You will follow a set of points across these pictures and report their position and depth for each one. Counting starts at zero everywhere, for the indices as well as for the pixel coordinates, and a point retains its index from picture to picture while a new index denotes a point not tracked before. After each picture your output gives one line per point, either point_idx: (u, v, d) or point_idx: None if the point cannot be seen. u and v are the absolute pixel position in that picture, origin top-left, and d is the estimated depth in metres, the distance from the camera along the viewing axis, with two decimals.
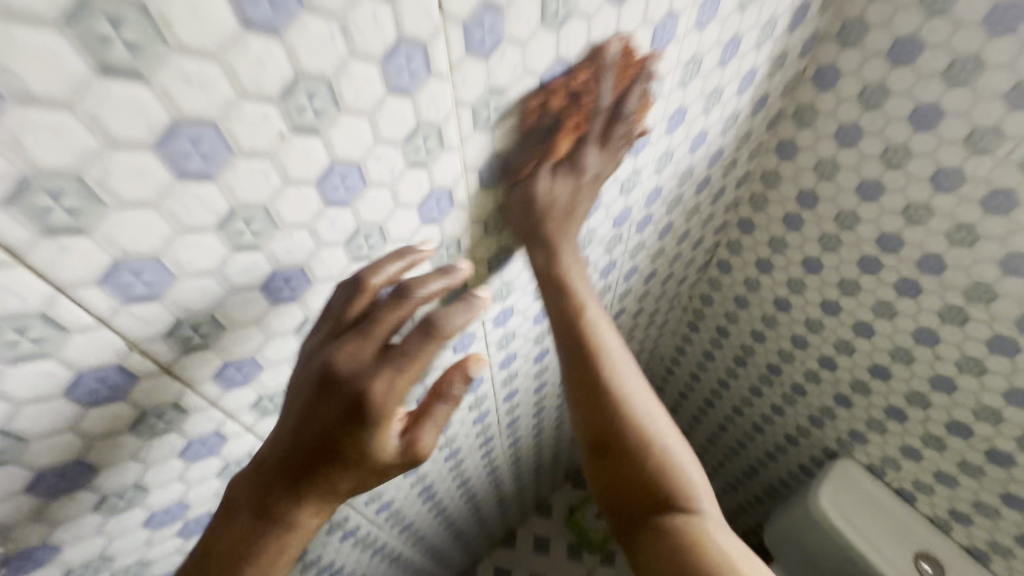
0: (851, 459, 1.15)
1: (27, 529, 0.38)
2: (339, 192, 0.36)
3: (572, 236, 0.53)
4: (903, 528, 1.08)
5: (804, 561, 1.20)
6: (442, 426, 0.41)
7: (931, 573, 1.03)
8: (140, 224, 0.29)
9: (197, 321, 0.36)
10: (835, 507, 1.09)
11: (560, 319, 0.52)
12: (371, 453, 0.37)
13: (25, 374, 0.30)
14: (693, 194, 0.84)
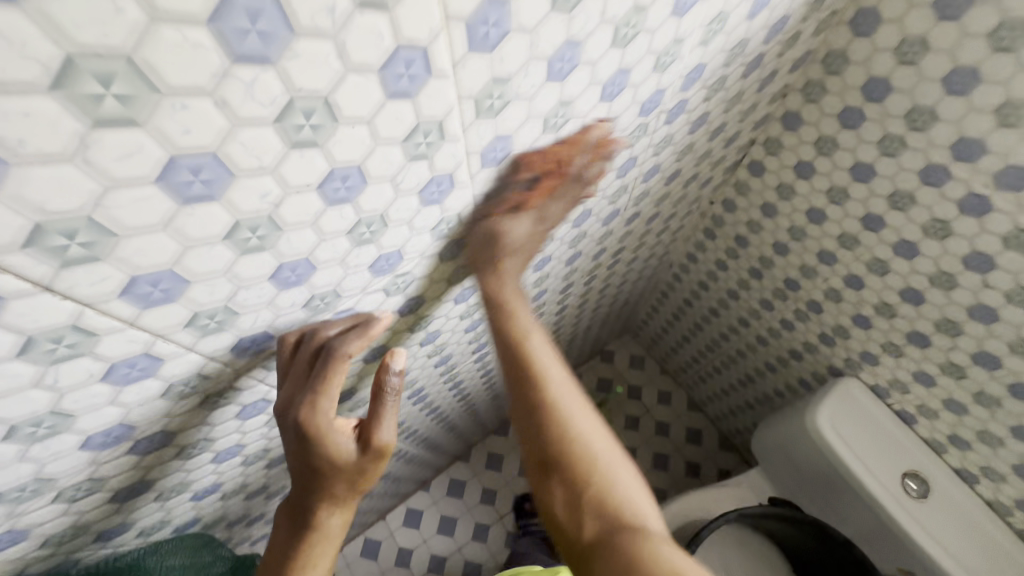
0: (858, 381, 1.06)
1: (81, 474, 0.43)
2: (340, 192, 0.36)
3: (515, 273, 0.60)
4: (900, 452, 1.00)
5: (788, 469, 1.18)
6: (393, 422, 0.53)
7: (916, 491, 0.97)
8: (152, 246, 0.30)
9: (212, 312, 0.38)
10: (832, 428, 1.02)
11: (509, 358, 0.58)
12: (339, 458, 0.50)
13: (66, 371, 0.33)
14: (738, 79, 0.68)
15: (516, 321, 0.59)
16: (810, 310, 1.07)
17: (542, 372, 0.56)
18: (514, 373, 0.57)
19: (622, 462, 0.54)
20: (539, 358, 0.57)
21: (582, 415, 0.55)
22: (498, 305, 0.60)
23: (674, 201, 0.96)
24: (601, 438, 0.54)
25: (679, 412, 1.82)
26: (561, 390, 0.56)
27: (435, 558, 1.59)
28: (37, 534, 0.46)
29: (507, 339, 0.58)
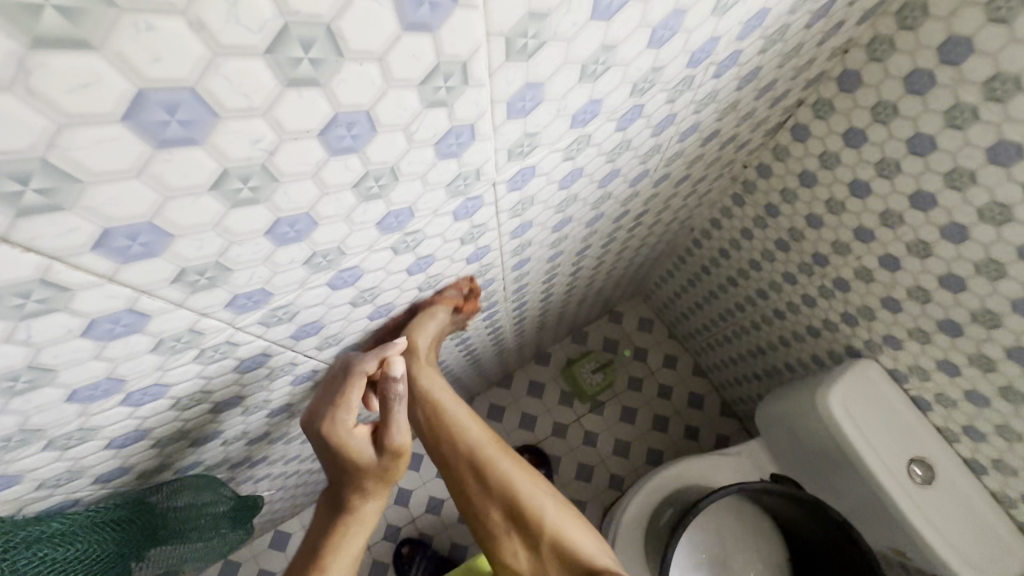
0: (876, 364, 1.02)
1: (70, 424, 0.41)
2: (346, 141, 0.31)
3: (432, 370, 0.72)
4: (909, 437, 0.98)
5: (790, 443, 1.17)
6: (402, 424, 0.62)
7: (920, 476, 0.96)
8: (124, 195, 0.26)
9: (202, 267, 0.34)
10: (843, 409, 0.99)
11: (454, 454, 0.69)
12: (359, 454, 0.61)
13: (41, 326, 0.30)
14: (801, 29, 0.60)
15: (452, 419, 0.70)
16: (836, 288, 1.02)
17: (484, 459, 0.68)
18: (459, 468, 0.69)
19: (563, 511, 0.68)
20: (479, 449, 0.69)
21: (525, 483, 0.68)
22: (430, 411, 0.69)
23: (706, 162, 0.89)
24: (541, 496, 0.68)
25: (684, 376, 1.81)
26: (505, 467, 0.68)
27: (433, 500, 1.65)
28: (31, 478, 0.45)
29: (445, 438, 0.69)
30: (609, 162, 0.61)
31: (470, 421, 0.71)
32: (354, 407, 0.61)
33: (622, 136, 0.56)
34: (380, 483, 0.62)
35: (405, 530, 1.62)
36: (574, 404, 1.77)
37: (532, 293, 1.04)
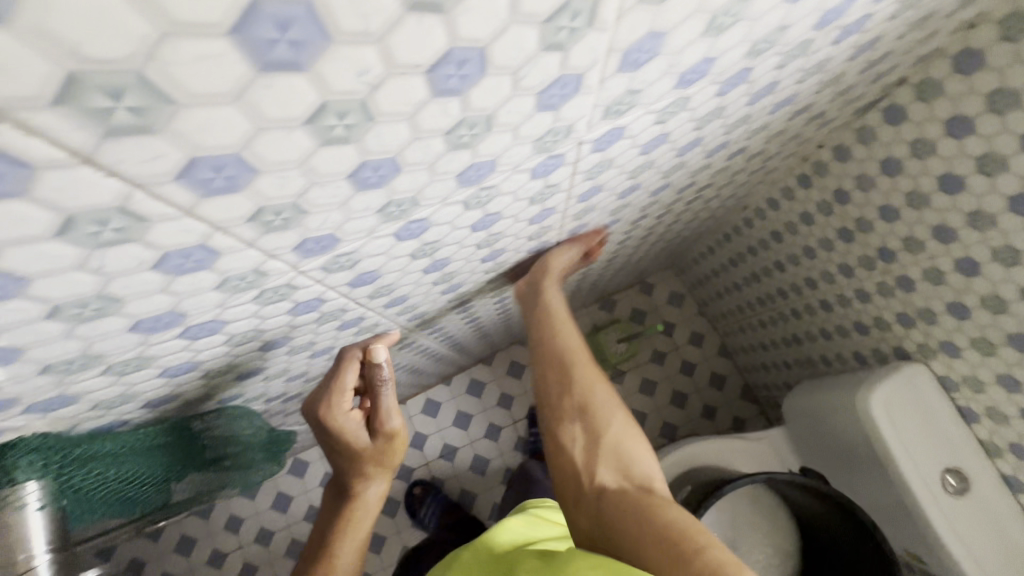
0: (926, 369, 0.98)
1: (128, 353, 0.41)
2: (453, 81, 0.28)
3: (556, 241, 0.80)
4: (948, 446, 0.95)
5: (817, 435, 1.16)
6: (393, 410, 0.75)
7: (953, 487, 0.94)
8: (216, 122, 0.23)
9: (279, 208, 0.31)
10: (884, 411, 0.97)
11: (548, 350, 0.74)
12: (358, 438, 0.75)
13: (115, 255, 0.28)
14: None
15: (554, 325, 0.75)
16: (898, 286, 0.97)
17: (574, 367, 0.72)
18: (550, 362, 0.74)
19: (636, 439, 0.68)
20: (573, 354, 0.74)
21: (606, 399, 0.70)
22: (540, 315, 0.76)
23: (785, 138, 0.82)
24: (619, 419, 0.69)
25: (708, 355, 1.79)
26: (591, 381, 0.71)
27: (447, 447, 1.69)
28: (88, 400, 0.45)
29: (546, 335, 0.75)
30: (694, 129, 0.57)
31: (573, 332, 0.76)
32: (348, 394, 0.71)
33: (718, 101, 0.52)
34: (379, 467, 0.78)
35: (418, 471, 1.68)
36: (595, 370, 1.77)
37: None
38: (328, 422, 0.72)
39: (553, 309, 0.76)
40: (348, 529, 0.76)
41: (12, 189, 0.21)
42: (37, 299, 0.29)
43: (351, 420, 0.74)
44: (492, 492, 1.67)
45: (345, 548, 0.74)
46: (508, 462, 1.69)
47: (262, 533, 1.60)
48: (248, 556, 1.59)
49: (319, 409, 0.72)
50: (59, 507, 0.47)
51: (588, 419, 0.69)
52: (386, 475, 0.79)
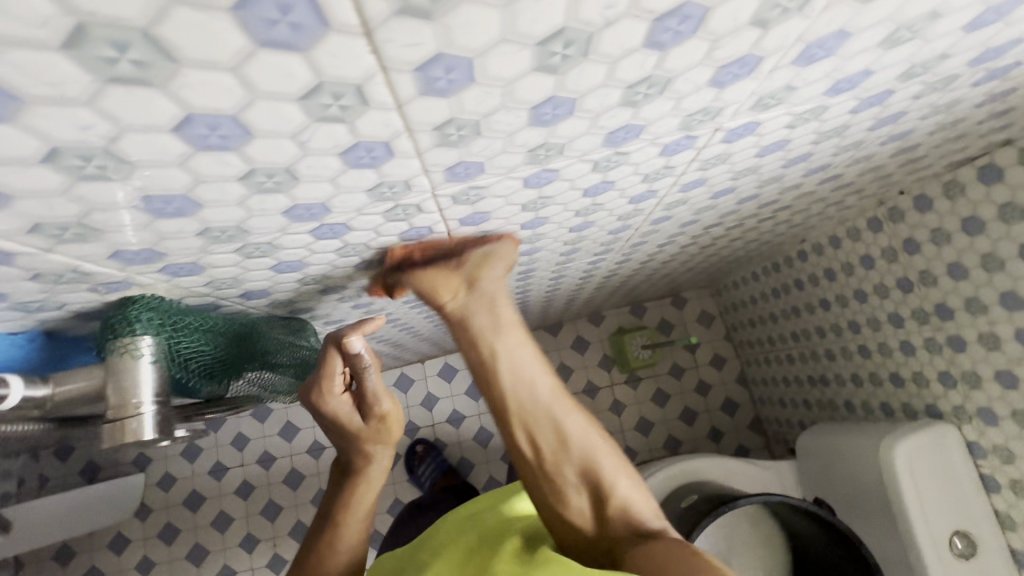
0: (956, 431, 0.98)
1: (265, 236, 0.44)
2: (666, 35, 0.31)
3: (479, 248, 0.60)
4: (961, 509, 0.96)
5: (828, 472, 1.18)
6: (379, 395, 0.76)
7: (959, 548, 0.95)
8: (474, 21, 0.25)
9: (463, 124, 0.34)
10: (906, 463, 0.98)
11: (515, 398, 0.59)
12: (348, 419, 0.78)
13: (323, 134, 0.31)
14: None
15: (515, 366, 0.59)
16: (947, 344, 0.97)
17: (547, 417, 0.60)
18: (526, 421, 0.60)
19: (625, 472, 0.61)
20: (544, 404, 0.60)
21: (589, 441, 0.60)
22: (492, 358, 0.59)
23: (874, 177, 0.83)
24: (609, 459, 0.61)
25: (726, 380, 1.80)
26: (568, 426, 0.60)
27: (455, 413, 1.73)
28: (209, 275, 0.49)
29: (509, 372, 0.59)
30: (812, 143, 0.61)
31: (538, 366, 0.61)
32: (334, 379, 0.72)
33: (847, 120, 0.56)
34: (379, 445, 0.81)
35: (423, 431, 1.72)
36: (612, 370, 1.79)
37: (639, 252, 1.02)
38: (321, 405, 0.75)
39: (505, 334, 0.59)
40: (356, 497, 0.81)
41: (298, 46, 0.23)
42: (246, 160, 0.31)
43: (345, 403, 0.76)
44: (489, 465, 1.70)
45: (350, 519, 0.79)
46: None
47: (263, 457, 1.65)
48: (248, 475, 1.64)
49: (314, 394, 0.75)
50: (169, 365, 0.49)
51: (586, 473, 0.59)
52: (388, 451, 0.82)
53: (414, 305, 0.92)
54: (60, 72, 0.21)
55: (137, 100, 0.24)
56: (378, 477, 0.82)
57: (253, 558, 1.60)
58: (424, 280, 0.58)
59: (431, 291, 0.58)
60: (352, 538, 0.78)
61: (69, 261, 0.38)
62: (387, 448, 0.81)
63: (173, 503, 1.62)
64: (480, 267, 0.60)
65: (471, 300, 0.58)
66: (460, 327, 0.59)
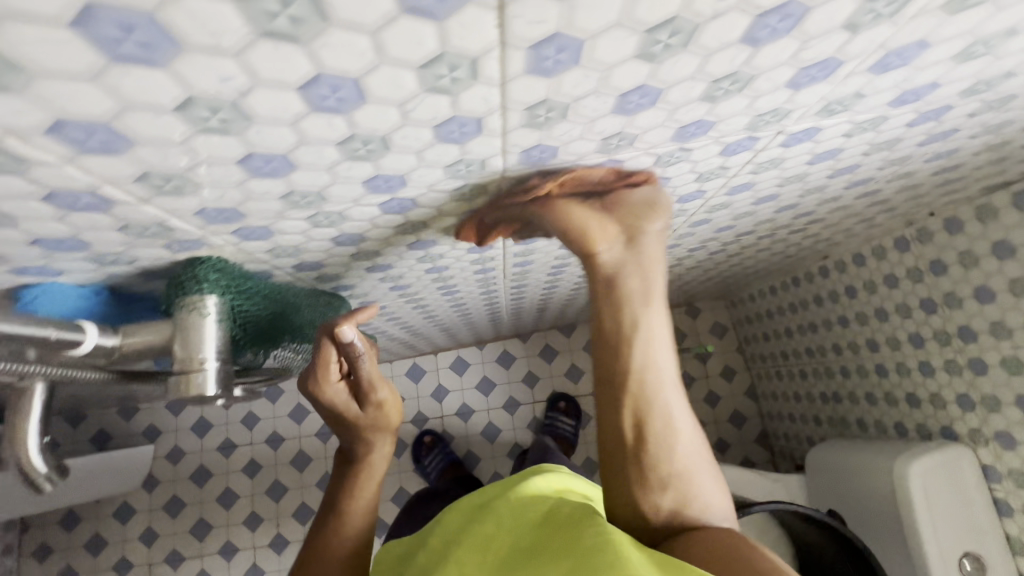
0: (972, 454, 0.99)
1: (339, 206, 0.45)
2: (765, 32, 0.31)
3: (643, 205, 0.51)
4: (972, 532, 0.97)
5: (837, 488, 1.19)
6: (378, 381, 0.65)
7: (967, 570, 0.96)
8: (598, 4, 0.26)
9: (553, 106, 0.35)
10: (919, 483, 0.99)
11: (640, 376, 0.50)
12: (343, 410, 0.66)
13: (426, 105, 0.32)
14: None
15: (649, 339, 0.51)
16: (969, 366, 0.98)
17: (661, 404, 0.50)
18: (639, 400, 0.50)
19: (717, 493, 0.52)
20: (665, 387, 0.51)
21: (693, 447, 0.52)
22: (632, 320, 0.51)
23: (911, 196, 0.84)
24: (704, 472, 0.52)
25: (736, 392, 1.80)
26: (678, 423, 0.51)
27: (465, 406, 1.74)
28: (275, 242, 0.50)
29: (642, 343, 0.50)
30: (863, 154, 0.58)
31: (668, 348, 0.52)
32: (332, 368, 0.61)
33: (905, 130, 0.53)
34: (378, 437, 0.70)
35: (432, 422, 1.73)
36: None
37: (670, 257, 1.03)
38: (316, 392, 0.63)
39: (654, 301, 0.51)
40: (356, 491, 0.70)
41: (435, 15, 0.25)
42: (350, 126, 0.33)
43: (341, 393, 0.65)
44: (495, 461, 1.71)
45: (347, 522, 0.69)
46: (518, 437, 1.72)
47: (272, 437, 1.66)
48: (256, 454, 1.65)
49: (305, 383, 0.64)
50: (232, 324, 0.51)
51: (682, 480, 0.50)
52: (389, 443, 0.71)
53: (447, 292, 0.93)
54: (222, 22, 0.23)
55: (279, 55, 0.25)
56: (377, 472, 0.71)
57: (256, 536, 1.61)
58: (575, 218, 0.48)
59: (584, 233, 0.48)
60: (352, 537, 0.68)
61: (159, 215, 0.39)
62: (387, 437, 0.70)
63: (181, 476, 1.63)
64: (640, 220, 0.50)
65: (628, 255, 0.50)
66: (604, 281, 0.50)
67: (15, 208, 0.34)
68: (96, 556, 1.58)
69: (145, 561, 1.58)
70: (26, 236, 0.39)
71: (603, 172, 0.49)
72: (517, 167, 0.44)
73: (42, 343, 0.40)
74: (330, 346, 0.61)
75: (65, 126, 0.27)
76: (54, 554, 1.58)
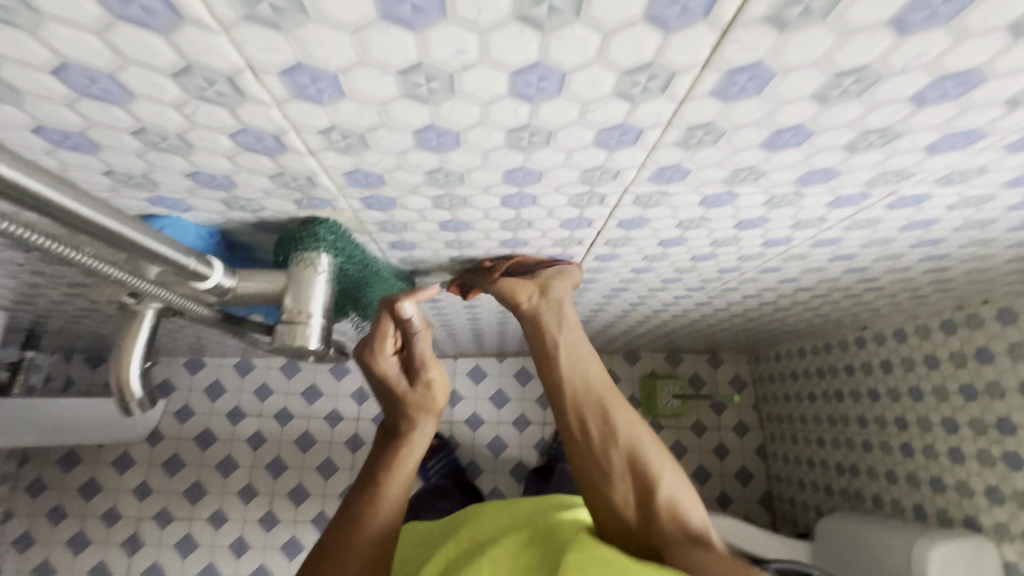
0: (996, 549, 0.98)
1: (468, 190, 0.47)
2: (935, 94, 0.33)
3: (557, 276, 0.64)
4: None
5: (847, 560, 1.18)
6: (428, 357, 0.60)
7: None
8: (809, 43, 0.28)
9: (711, 130, 0.37)
10: (938, 567, 0.97)
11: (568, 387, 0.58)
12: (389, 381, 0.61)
13: (606, 109, 0.34)
14: None
15: (578, 363, 0.59)
16: (1004, 459, 0.97)
17: (594, 408, 0.57)
18: (578, 413, 0.58)
19: (676, 477, 0.55)
20: (598, 398, 0.58)
21: (639, 440, 0.56)
22: (552, 346, 0.60)
23: (974, 280, 0.84)
24: (660, 461, 0.55)
25: (746, 448, 1.78)
26: (618, 424, 0.57)
27: (475, 416, 1.74)
28: (391, 215, 0.52)
29: (568, 359, 0.59)
30: (953, 229, 0.60)
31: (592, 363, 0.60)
32: (386, 340, 0.59)
33: (1003, 212, 0.55)
34: (420, 416, 0.61)
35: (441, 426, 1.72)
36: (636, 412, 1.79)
37: (719, 300, 1.04)
38: (368, 360, 0.60)
39: (567, 330, 0.60)
40: (391, 470, 0.59)
41: (668, 26, 0.27)
42: (531, 116, 0.35)
43: (393, 366, 0.61)
44: (496, 475, 1.69)
45: (372, 496, 0.57)
46: (523, 456, 1.71)
47: (281, 413, 1.65)
48: (262, 427, 1.64)
49: (361, 353, 0.61)
50: (336, 286, 0.55)
51: (636, 467, 0.55)
52: (431, 425, 0.62)
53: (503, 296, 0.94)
54: None
55: (517, 39, 0.27)
56: (417, 451, 0.61)
57: (247, 510, 1.59)
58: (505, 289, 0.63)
59: (508, 296, 0.62)
60: (380, 520, 0.56)
61: (315, 169, 0.41)
62: (432, 419, 0.62)
63: (186, 435, 1.63)
64: (554, 281, 0.63)
65: (545, 303, 0.62)
66: (528, 324, 0.62)
67: (201, 138, 0.37)
68: (87, 501, 1.58)
69: (134, 514, 1.57)
70: (189, 166, 0.41)
71: (654, 228, 0.58)
72: (644, 183, 0.46)
73: (182, 270, 0.43)
74: (388, 321, 0.59)
75: (300, 70, 0.29)
76: (47, 491, 1.58)
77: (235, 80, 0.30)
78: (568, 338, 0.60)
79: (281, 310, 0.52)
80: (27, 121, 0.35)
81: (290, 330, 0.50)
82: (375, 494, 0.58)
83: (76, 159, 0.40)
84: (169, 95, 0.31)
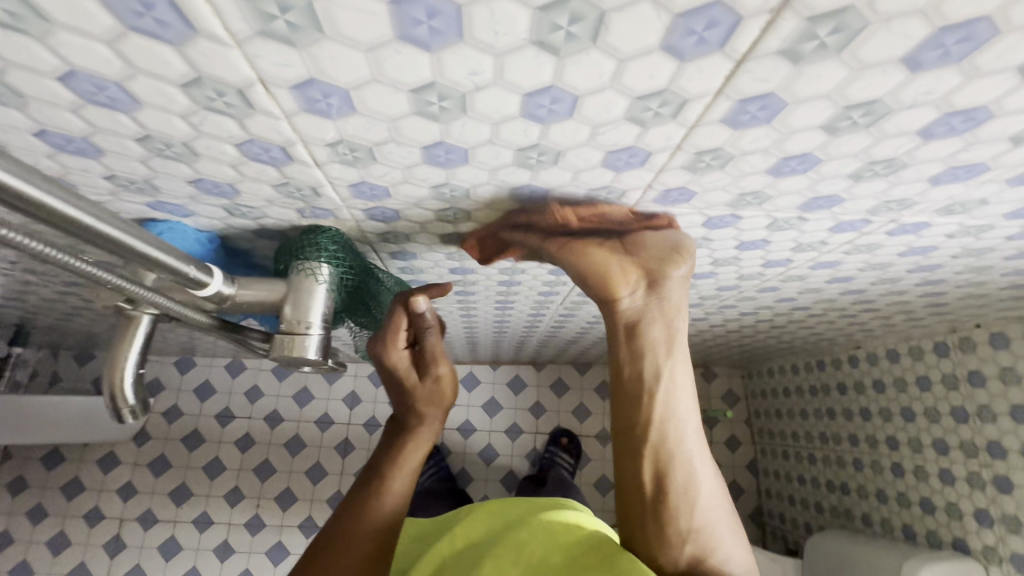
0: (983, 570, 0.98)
1: (473, 205, 0.47)
2: (942, 128, 0.34)
3: (670, 260, 0.48)
4: None
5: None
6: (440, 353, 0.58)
7: None
8: (822, 77, 0.29)
9: (718, 156, 0.38)
10: None
11: (661, 422, 0.48)
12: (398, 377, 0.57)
13: (616, 132, 0.34)
14: None
15: (672, 391, 0.48)
16: (993, 482, 0.98)
17: (681, 454, 0.47)
18: (656, 456, 0.47)
19: (738, 549, 0.47)
20: (686, 442, 0.48)
21: (711, 500, 0.47)
22: (653, 370, 0.48)
23: (969, 304, 0.85)
24: (723, 526, 0.47)
25: (737, 463, 1.78)
26: (698, 478, 0.48)
27: (467, 424, 1.73)
28: (394, 226, 0.52)
29: (666, 387, 0.48)
30: (949, 256, 0.61)
31: (685, 394, 0.49)
32: (399, 334, 0.55)
33: (1000, 241, 0.55)
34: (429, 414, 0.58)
35: None
36: None
37: (716, 316, 1.04)
38: (377, 354, 0.57)
39: (676, 352, 0.49)
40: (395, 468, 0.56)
41: (684, 56, 0.27)
42: (541, 136, 0.35)
43: (403, 361, 0.57)
44: (487, 484, 1.68)
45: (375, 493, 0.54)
46: (514, 465, 1.70)
47: (271, 415, 1.64)
48: (251, 429, 1.62)
49: (372, 346, 0.58)
50: (336, 296, 0.55)
51: (699, 531, 0.46)
52: (439, 423, 0.59)
53: (501, 306, 0.94)
54: (512, 22, 0.25)
55: (533, 62, 0.27)
56: (424, 447, 0.58)
57: (233, 513, 1.56)
58: (596, 264, 0.48)
59: (600, 276, 0.48)
60: (379, 518, 0.53)
61: (320, 180, 0.41)
62: (439, 415, 0.58)
63: (173, 436, 1.61)
64: (665, 264, 0.48)
65: (651, 303, 0.48)
66: (624, 326, 0.49)
67: (206, 147, 0.36)
68: (70, 500, 1.55)
69: (117, 515, 1.54)
70: (192, 174, 0.40)
71: None
72: (651, 203, 0.46)
73: (182, 278, 0.43)
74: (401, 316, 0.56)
75: (311, 85, 0.29)
76: (28, 489, 1.55)
77: (245, 92, 0.30)
78: (676, 362, 0.49)
79: (281, 319, 0.51)
80: (30, 124, 0.34)
81: (289, 340, 0.50)
82: (377, 490, 0.54)
83: (77, 162, 0.39)
84: (178, 105, 0.31)
